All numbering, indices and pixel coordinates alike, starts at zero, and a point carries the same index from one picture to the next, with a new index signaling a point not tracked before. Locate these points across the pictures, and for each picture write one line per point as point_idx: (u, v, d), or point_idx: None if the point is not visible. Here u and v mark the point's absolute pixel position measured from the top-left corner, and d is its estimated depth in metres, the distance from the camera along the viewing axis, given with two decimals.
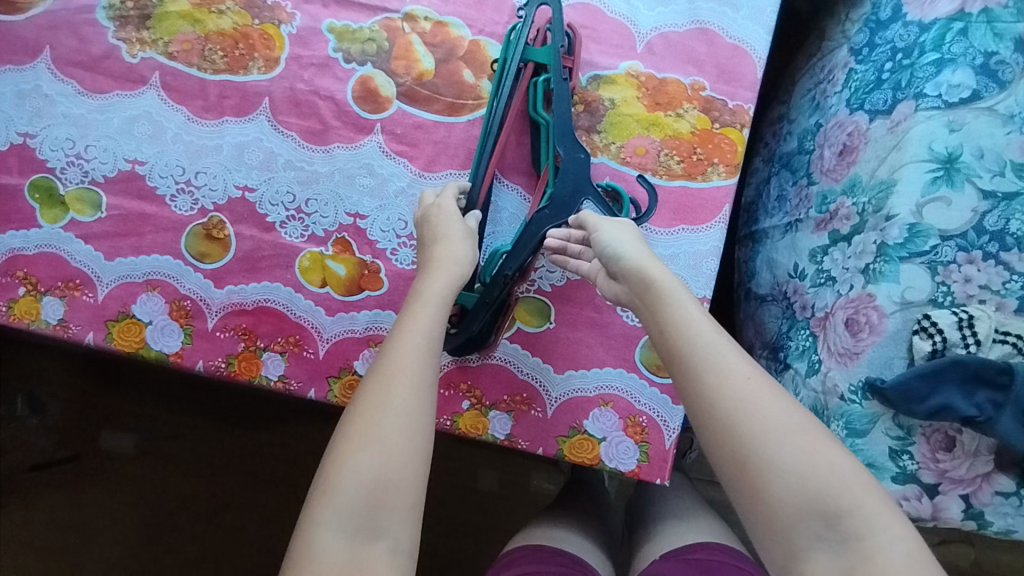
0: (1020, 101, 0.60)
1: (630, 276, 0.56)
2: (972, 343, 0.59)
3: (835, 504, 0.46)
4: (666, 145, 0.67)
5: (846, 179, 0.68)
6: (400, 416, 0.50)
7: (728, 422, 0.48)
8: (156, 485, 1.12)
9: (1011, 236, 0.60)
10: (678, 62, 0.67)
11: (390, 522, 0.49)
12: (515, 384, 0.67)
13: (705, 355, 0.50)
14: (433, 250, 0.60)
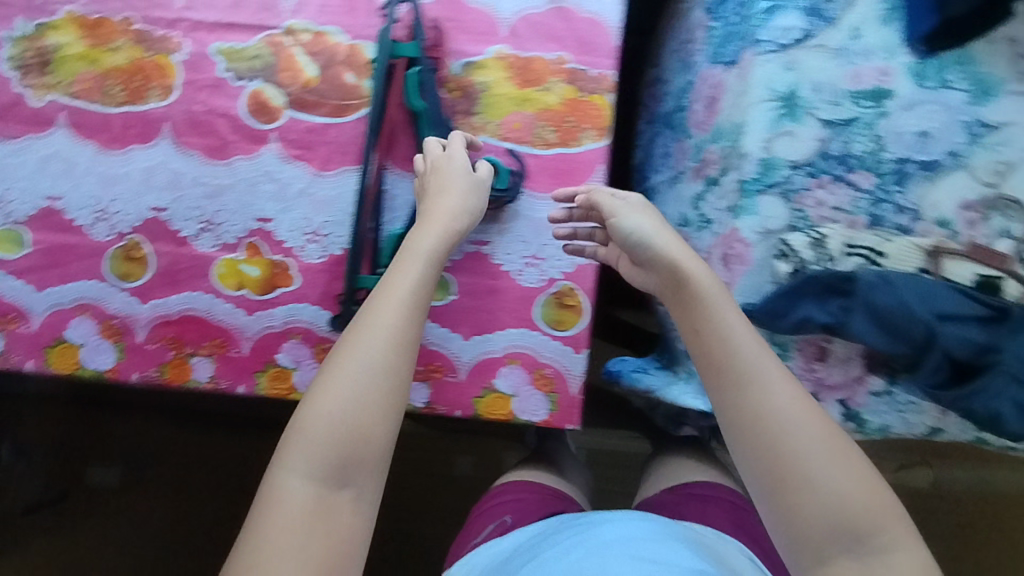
0: (847, 34, 0.66)
1: (665, 273, 0.61)
2: (826, 259, 0.64)
3: (851, 509, 0.49)
4: (539, 118, 0.72)
5: (711, 128, 0.72)
6: (377, 371, 0.56)
7: (776, 437, 0.52)
8: (145, 511, 1.17)
9: (853, 158, 0.66)
10: (541, 40, 0.72)
11: (357, 475, 0.54)
12: (428, 355, 0.72)
13: (744, 362, 0.55)
14: (431, 209, 0.65)
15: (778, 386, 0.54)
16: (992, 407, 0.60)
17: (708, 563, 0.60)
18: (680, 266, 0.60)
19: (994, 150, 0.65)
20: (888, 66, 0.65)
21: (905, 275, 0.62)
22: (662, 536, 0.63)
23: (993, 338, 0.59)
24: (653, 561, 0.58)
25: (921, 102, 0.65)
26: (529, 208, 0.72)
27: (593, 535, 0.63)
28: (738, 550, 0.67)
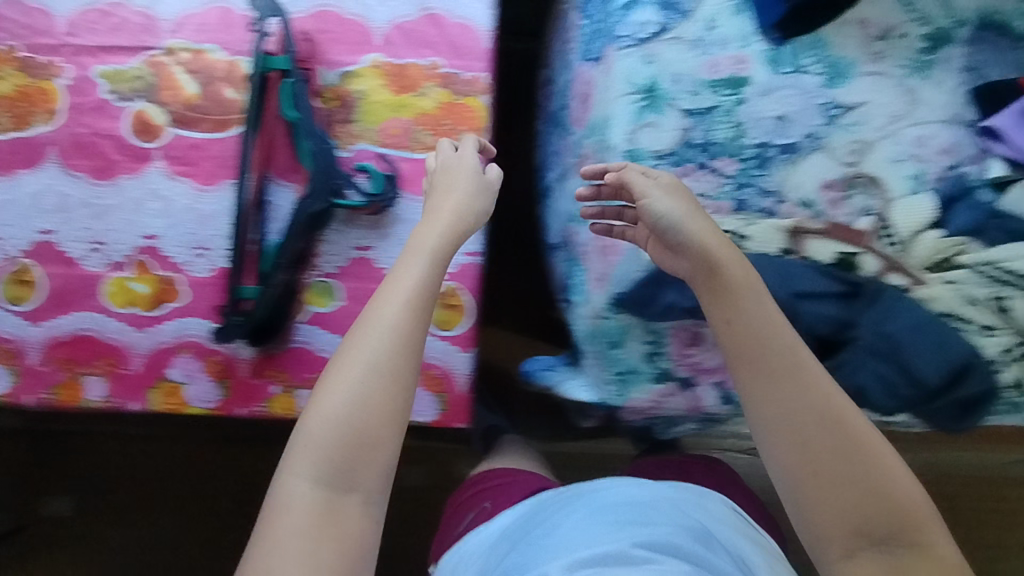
0: (702, 25, 0.67)
1: (693, 262, 0.59)
2: None
3: (865, 504, 0.52)
4: (416, 123, 0.73)
5: (587, 123, 0.72)
6: (377, 374, 0.56)
7: (829, 430, 0.54)
8: (104, 541, 1.11)
9: (715, 145, 0.67)
10: (414, 46, 0.73)
11: (364, 477, 0.56)
12: (317, 362, 0.73)
13: (774, 362, 0.56)
14: (442, 209, 0.64)
15: (803, 386, 0.55)
16: (853, 380, 0.61)
17: (697, 518, 0.63)
18: (710, 255, 0.58)
19: (850, 131, 0.66)
20: (743, 54, 0.67)
21: (764, 259, 0.64)
22: (646, 495, 0.65)
23: (849, 313, 0.61)
24: (643, 522, 0.59)
25: (776, 88, 0.66)
26: (410, 211, 0.73)
27: (580, 504, 0.65)
28: (719, 501, 0.68)
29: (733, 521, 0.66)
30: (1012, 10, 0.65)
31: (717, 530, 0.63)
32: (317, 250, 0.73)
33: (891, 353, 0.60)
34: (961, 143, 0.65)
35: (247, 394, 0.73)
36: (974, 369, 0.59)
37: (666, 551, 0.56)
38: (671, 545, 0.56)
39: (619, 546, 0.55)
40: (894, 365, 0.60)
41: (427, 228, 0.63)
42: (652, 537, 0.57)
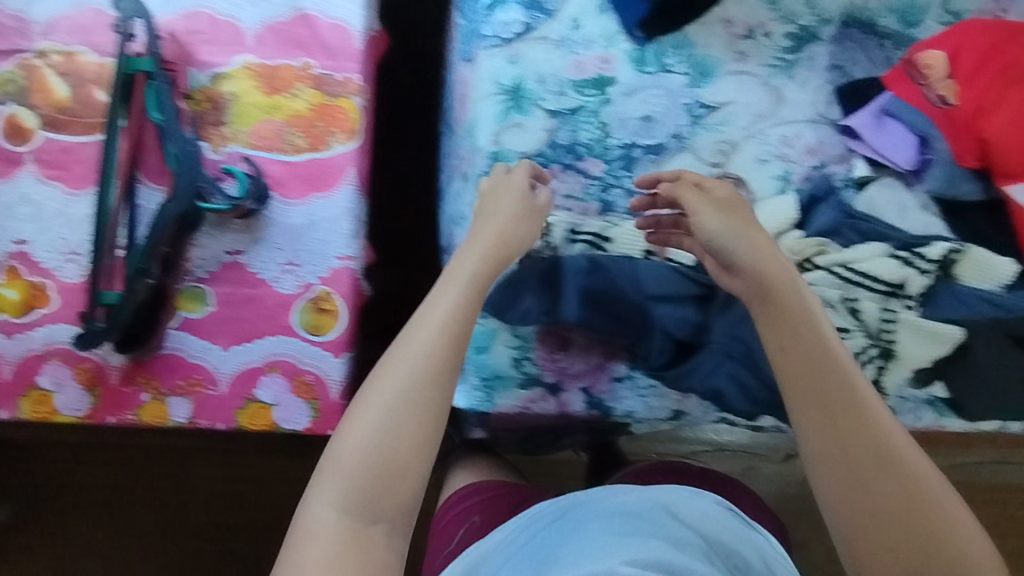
0: (566, 24, 0.66)
1: (748, 283, 0.56)
2: (551, 246, 0.65)
3: (908, 544, 0.47)
4: (288, 125, 0.72)
5: (464, 125, 0.69)
6: (436, 403, 0.52)
7: (891, 465, 0.49)
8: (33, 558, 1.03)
9: (581, 146, 0.66)
10: (286, 47, 0.72)
11: (387, 509, 0.50)
12: (187, 368, 0.72)
13: (828, 390, 0.52)
14: (487, 229, 0.59)
15: (860, 417, 0.51)
16: (709, 381, 0.63)
17: (690, 530, 0.60)
18: (766, 278, 0.55)
19: (716, 131, 0.65)
20: (608, 53, 0.66)
21: (621, 262, 0.64)
22: (642, 508, 0.61)
23: (704, 316, 0.63)
24: (640, 538, 0.55)
25: (641, 88, 0.65)
26: (281, 215, 0.72)
27: (575, 524, 0.61)
28: (714, 502, 0.65)
29: (735, 528, 0.63)
30: (877, 6, 0.64)
31: (716, 540, 0.60)
32: (185, 256, 0.72)
33: (741, 354, 0.62)
34: (825, 142, 0.64)
35: (116, 402, 0.72)
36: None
37: (658, 567, 0.51)
38: (662, 560, 0.51)
39: (605, 563, 0.51)
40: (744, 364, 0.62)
41: (506, 232, 0.59)
42: (641, 553, 0.52)
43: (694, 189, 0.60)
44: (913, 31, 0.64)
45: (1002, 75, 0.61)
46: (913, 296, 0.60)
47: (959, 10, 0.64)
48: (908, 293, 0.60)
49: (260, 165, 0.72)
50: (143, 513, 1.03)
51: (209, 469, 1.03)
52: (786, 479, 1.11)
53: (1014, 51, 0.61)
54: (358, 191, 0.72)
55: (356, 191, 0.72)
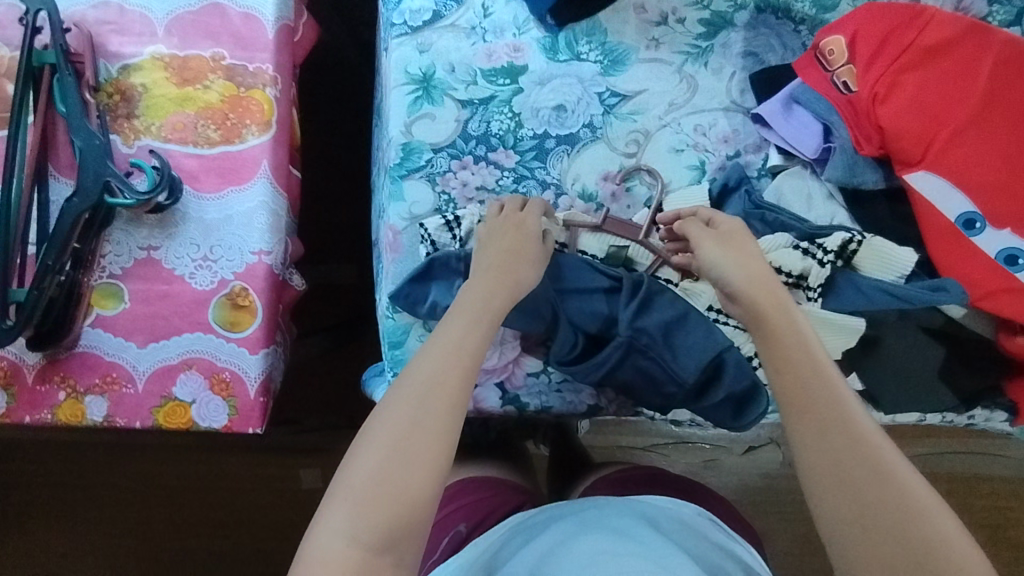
0: (475, 14, 0.67)
1: (740, 306, 0.53)
2: (459, 240, 0.63)
3: (899, 561, 0.41)
4: (200, 117, 0.72)
5: (382, 115, 0.68)
6: (439, 433, 0.47)
7: (880, 482, 0.43)
8: (26, 544, 1.12)
9: (494, 137, 0.65)
10: (198, 37, 0.73)
11: (403, 542, 0.44)
12: (102, 366, 0.69)
13: (817, 405, 0.46)
14: (489, 258, 0.57)
15: (849, 430, 0.45)
16: (618, 375, 0.61)
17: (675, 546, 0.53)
18: (752, 301, 0.52)
19: (629, 120, 0.65)
20: (519, 42, 0.66)
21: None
22: (629, 521, 0.56)
23: (613, 309, 0.61)
24: (630, 556, 0.49)
25: (553, 76, 0.65)
26: (196, 209, 0.71)
27: (562, 534, 0.56)
28: (697, 513, 0.61)
29: (720, 540, 0.58)
30: None
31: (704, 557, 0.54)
32: (97, 251, 0.70)
33: (649, 348, 0.59)
34: (740, 131, 0.65)
35: (32, 402, 0.69)
36: (728, 364, 0.59)
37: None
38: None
39: None
40: (651, 358, 0.60)
41: (506, 261, 0.56)
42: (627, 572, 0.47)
43: (698, 222, 0.58)
44: (827, 15, 0.66)
45: (901, 58, 0.60)
46: (815, 287, 0.58)
47: None
48: (810, 285, 0.59)
49: (176, 160, 0.71)
50: (124, 500, 1.12)
51: (186, 459, 1.12)
52: (747, 472, 1.09)
53: (913, 34, 0.61)
54: (271, 184, 0.72)
55: (271, 184, 0.72)
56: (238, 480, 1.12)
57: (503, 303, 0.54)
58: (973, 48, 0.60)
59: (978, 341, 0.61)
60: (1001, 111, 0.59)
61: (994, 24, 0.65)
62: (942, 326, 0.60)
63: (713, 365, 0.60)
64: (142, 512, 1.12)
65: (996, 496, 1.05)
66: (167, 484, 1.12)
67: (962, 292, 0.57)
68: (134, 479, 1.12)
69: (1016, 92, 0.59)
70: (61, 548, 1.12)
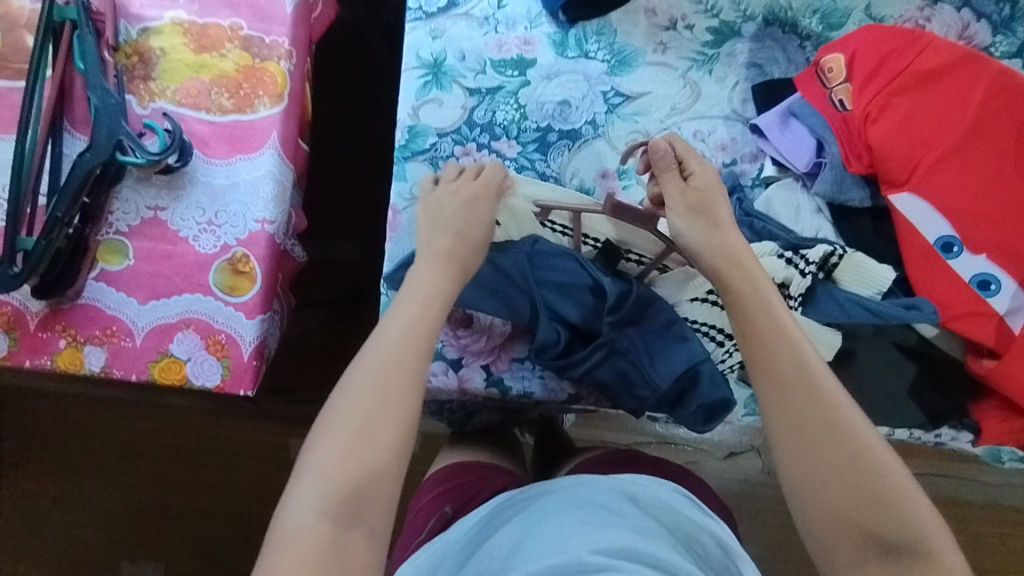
0: (489, 4, 0.68)
1: (715, 275, 0.56)
2: None
3: (848, 488, 0.47)
4: (214, 84, 0.74)
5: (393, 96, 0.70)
6: (395, 411, 0.49)
7: (832, 426, 0.49)
8: (18, 488, 1.15)
9: (498, 126, 0.66)
10: (218, 6, 0.75)
11: (370, 512, 0.47)
12: (104, 319, 0.72)
13: (788, 377, 0.50)
14: (441, 243, 0.57)
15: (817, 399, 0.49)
16: (597, 375, 0.64)
17: (647, 518, 0.56)
18: (724, 273, 0.55)
19: (631, 120, 0.67)
20: (530, 35, 0.68)
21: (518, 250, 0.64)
22: (608, 495, 0.59)
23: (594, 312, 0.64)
24: (603, 527, 0.52)
25: (561, 72, 0.67)
26: (204, 173, 0.73)
27: (544, 509, 0.58)
28: (671, 489, 0.62)
29: (694, 515, 0.60)
30: (799, 7, 0.68)
31: (679, 529, 0.57)
32: (106, 206, 0.72)
33: (628, 350, 0.63)
34: (737, 141, 0.66)
35: (33, 347, 0.72)
36: (702, 374, 0.62)
37: (627, 557, 0.48)
38: (629, 548, 0.49)
39: (573, 553, 0.48)
40: (630, 362, 0.63)
41: (454, 246, 0.57)
42: (607, 542, 0.49)
43: (676, 174, 0.59)
44: (833, 33, 0.67)
45: (894, 82, 0.62)
46: (796, 296, 0.60)
47: (881, 16, 0.67)
48: (790, 293, 0.60)
49: (189, 125, 0.73)
50: (115, 453, 1.15)
51: (178, 417, 1.15)
52: (727, 476, 1.11)
53: (908, 58, 0.62)
54: (279, 156, 0.74)
55: (278, 156, 0.73)
56: (229, 442, 1.14)
57: (454, 282, 0.57)
58: (965, 77, 0.62)
59: (948, 361, 0.63)
60: (988, 141, 0.61)
61: (996, 54, 0.67)
62: (914, 345, 0.62)
63: (689, 376, 0.63)
64: (132, 466, 1.15)
65: (970, 519, 1.07)
66: (159, 440, 1.15)
67: (933, 311, 0.60)
68: (127, 432, 1.15)
69: (1003, 123, 0.61)
70: (53, 494, 1.15)
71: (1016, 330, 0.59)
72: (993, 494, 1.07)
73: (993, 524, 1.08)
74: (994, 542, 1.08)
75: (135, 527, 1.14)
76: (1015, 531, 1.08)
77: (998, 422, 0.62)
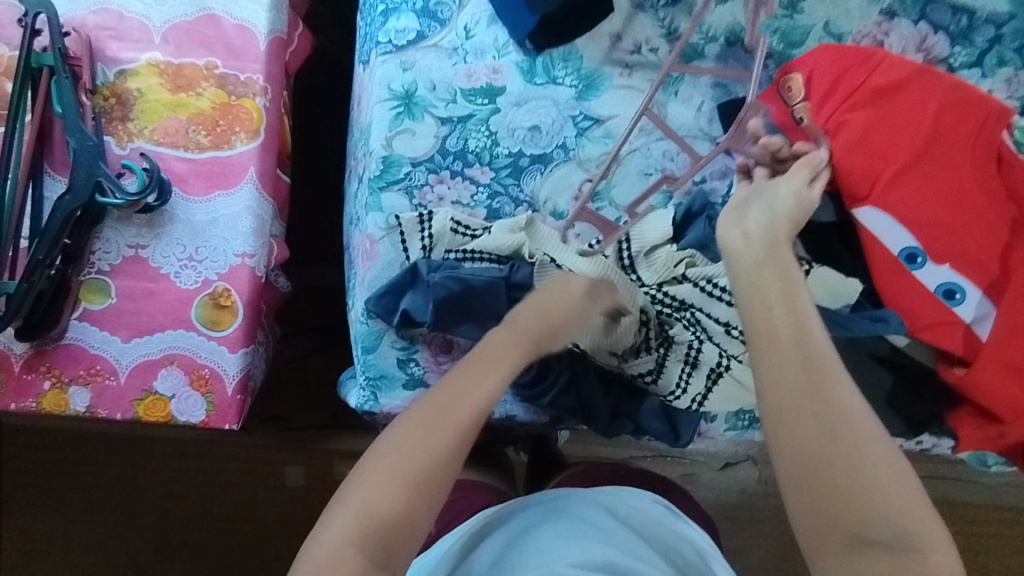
0: (457, 35, 0.70)
1: (748, 247, 0.52)
2: (427, 242, 0.65)
3: (838, 481, 0.44)
4: (191, 122, 0.75)
5: (363, 125, 0.71)
6: (445, 451, 0.47)
7: (838, 417, 0.45)
8: (11, 529, 1.15)
9: (470, 153, 0.68)
10: (192, 46, 0.76)
11: (403, 542, 0.46)
12: (88, 359, 0.72)
13: (785, 344, 0.47)
14: (524, 319, 0.53)
15: (816, 379, 0.45)
16: (560, 403, 0.64)
17: (629, 533, 0.58)
18: (766, 258, 0.51)
19: (601, 142, 0.68)
20: (498, 64, 0.69)
21: (479, 270, 0.63)
22: (588, 508, 0.61)
23: None
24: (591, 540, 0.55)
25: (530, 98, 0.68)
26: (184, 211, 0.74)
27: (528, 523, 0.60)
28: (651, 499, 0.64)
29: (674, 526, 0.62)
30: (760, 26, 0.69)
31: (659, 541, 0.60)
32: (88, 246, 0.73)
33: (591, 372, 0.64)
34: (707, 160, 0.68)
35: (18, 390, 0.72)
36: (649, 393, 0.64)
37: (604, 568, 0.51)
38: (609, 561, 0.51)
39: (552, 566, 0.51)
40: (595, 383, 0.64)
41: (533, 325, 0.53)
42: (587, 555, 0.52)
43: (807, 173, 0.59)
44: (794, 51, 0.68)
45: (856, 95, 0.63)
46: None
47: (841, 32, 0.69)
48: None
49: (168, 163, 0.74)
50: (104, 488, 1.15)
51: (167, 450, 1.14)
52: (724, 488, 1.11)
53: (864, 76, 0.63)
54: (258, 190, 0.75)
55: (256, 190, 0.74)
56: (223, 474, 1.14)
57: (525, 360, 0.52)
58: (920, 91, 0.63)
59: (924, 369, 0.63)
60: (947, 151, 0.61)
61: (955, 65, 0.68)
62: (885, 355, 0.63)
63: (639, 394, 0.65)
64: (125, 502, 1.14)
65: (968, 520, 1.07)
66: (150, 474, 1.14)
67: (900, 323, 0.60)
68: (117, 468, 1.15)
69: (959, 135, 0.62)
70: (47, 532, 1.15)
71: (982, 338, 0.60)
72: (990, 495, 1.06)
73: (994, 525, 1.07)
74: (994, 543, 1.07)
75: (131, 562, 1.14)
76: (1015, 532, 1.07)
77: (973, 429, 0.63)
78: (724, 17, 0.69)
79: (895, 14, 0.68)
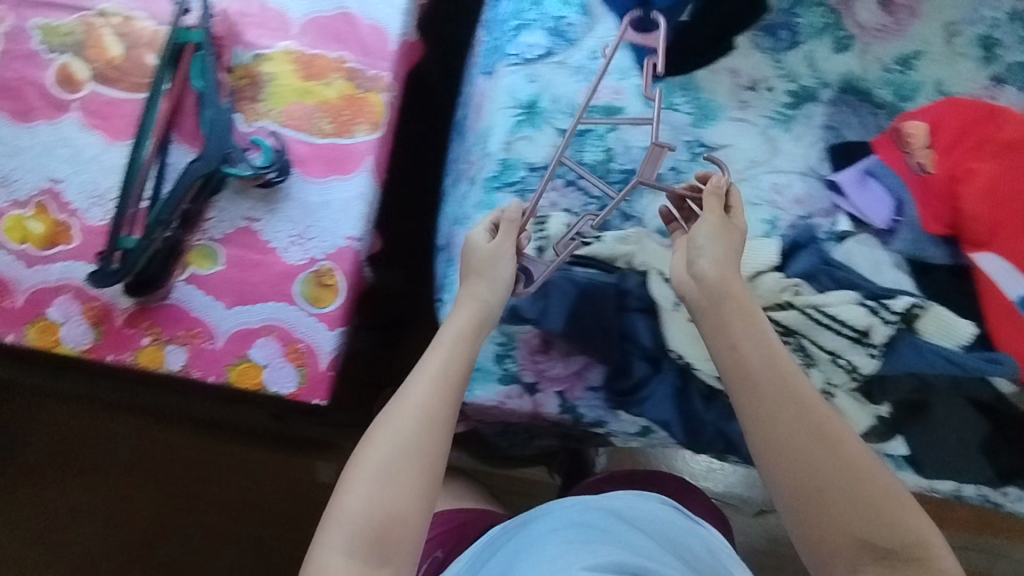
0: (583, 55, 0.74)
1: (704, 284, 0.58)
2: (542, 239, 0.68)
3: (832, 494, 0.50)
4: (317, 109, 0.79)
5: (482, 128, 0.74)
6: (414, 456, 0.53)
7: (815, 436, 0.51)
8: (49, 487, 1.16)
9: (585, 165, 0.71)
10: (327, 40, 0.81)
11: (395, 553, 0.51)
12: (189, 320, 0.75)
13: (761, 377, 0.54)
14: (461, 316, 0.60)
15: (797, 405, 0.53)
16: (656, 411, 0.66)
17: (642, 538, 0.59)
18: (722, 293, 0.57)
19: (712, 169, 0.71)
20: (620, 85, 0.73)
21: (593, 272, 0.67)
22: (593, 515, 0.62)
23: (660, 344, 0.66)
24: (600, 543, 0.56)
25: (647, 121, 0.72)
26: (299, 190, 0.77)
27: (532, 535, 0.61)
28: (658, 501, 0.67)
29: (684, 525, 0.65)
30: (874, 78, 0.72)
31: (675, 543, 0.62)
32: (204, 214, 0.76)
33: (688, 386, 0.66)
34: (813, 195, 0.70)
35: (117, 342, 0.75)
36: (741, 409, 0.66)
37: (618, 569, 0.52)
38: (620, 562, 0.53)
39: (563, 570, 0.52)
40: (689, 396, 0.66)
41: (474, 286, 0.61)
42: (598, 558, 0.53)
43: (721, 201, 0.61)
44: (904, 104, 0.71)
45: (981, 147, 0.68)
46: (877, 344, 0.63)
47: (951, 91, 0.71)
48: (872, 342, 0.63)
49: (290, 144, 0.78)
50: (144, 459, 1.16)
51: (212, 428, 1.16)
52: (755, 534, 1.10)
53: (991, 130, 0.69)
54: (371, 179, 0.78)
55: (370, 179, 0.78)
56: (264, 460, 1.15)
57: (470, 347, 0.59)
58: None
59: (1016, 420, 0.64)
60: None
61: None
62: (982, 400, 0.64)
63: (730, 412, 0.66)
64: (163, 475, 1.15)
65: None
66: (192, 450, 1.16)
67: (1012, 366, 0.63)
68: (160, 441, 1.16)
69: None
70: (69, 503, 1.15)
71: None
72: None
73: None
74: None
75: (160, 537, 1.14)
76: None
77: None
78: (839, 66, 0.72)
79: (1004, 81, 0.71)
